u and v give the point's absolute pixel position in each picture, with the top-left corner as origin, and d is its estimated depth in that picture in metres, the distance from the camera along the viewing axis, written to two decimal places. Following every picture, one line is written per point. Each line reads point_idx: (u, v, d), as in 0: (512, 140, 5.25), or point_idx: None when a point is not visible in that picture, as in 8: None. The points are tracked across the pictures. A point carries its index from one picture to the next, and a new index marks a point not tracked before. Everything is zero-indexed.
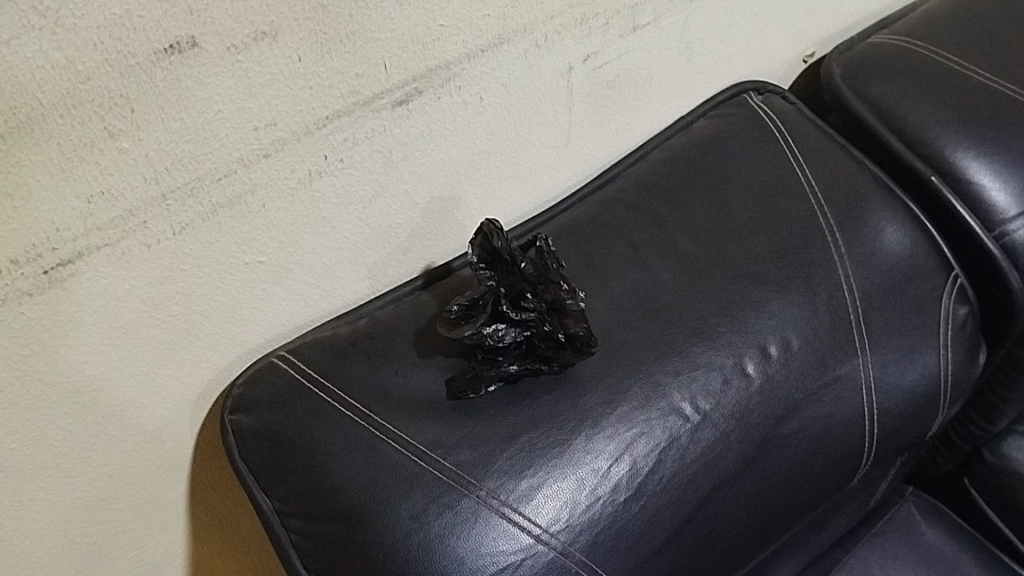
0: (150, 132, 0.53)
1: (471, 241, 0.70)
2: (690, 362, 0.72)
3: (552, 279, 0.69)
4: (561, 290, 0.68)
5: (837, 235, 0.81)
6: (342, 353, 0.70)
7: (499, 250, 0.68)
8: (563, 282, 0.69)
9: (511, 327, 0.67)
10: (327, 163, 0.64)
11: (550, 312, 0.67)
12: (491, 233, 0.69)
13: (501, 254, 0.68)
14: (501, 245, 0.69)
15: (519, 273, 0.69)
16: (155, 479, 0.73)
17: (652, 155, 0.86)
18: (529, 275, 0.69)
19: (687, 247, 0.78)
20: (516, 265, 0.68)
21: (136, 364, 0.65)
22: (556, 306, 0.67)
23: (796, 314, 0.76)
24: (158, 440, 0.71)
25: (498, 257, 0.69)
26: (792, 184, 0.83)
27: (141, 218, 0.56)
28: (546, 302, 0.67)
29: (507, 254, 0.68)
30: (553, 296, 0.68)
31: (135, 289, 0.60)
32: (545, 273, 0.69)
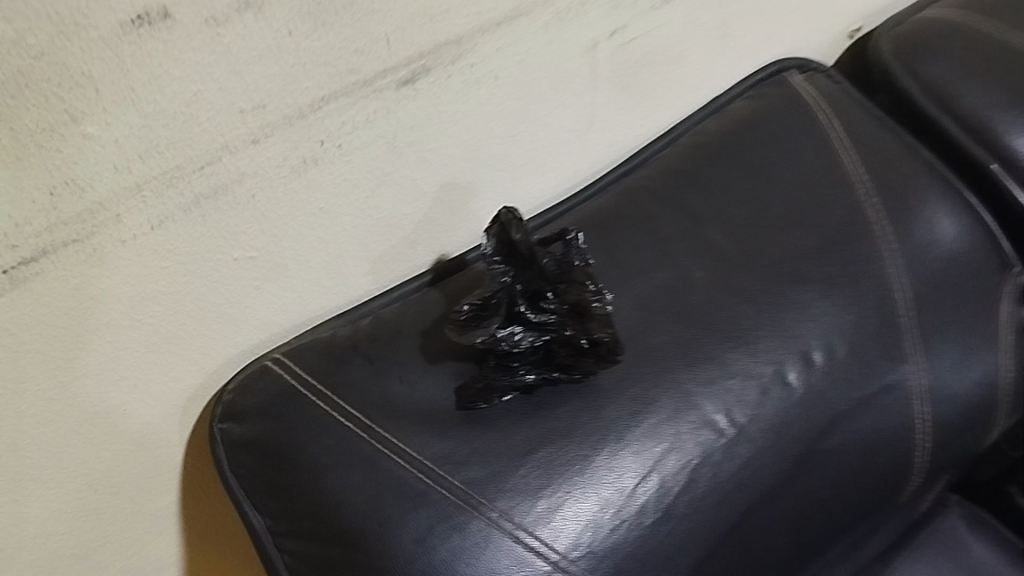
0: (120, 115, 0.47)
1: (486, 229, 0.61)
2: (724, 370, 0.66)
3: (576, 277, 0.62)
4: (586, 290, 0.62)
5: (888, 230, 0.74)
6: (344, 355, 0.64)
7: (518, 243, 0.60)
8: (588, 281, 0.62)
9: (529, 331, 0.60)
10: (324, 150, 0.57)
11: (573, 314, 0.61)
12: (508, 223, 0.61)
13: (521, 249, 0.60)
14: (520, 238, 0.61)
15: (540, 270, 0.61)
16: (143, 488, 0.68)
17: (683, 138, 0.79)
18: (551, 273, 0.61)
19: (722, 242, 0.71)
20: (537, 262, 0.61)
21: (115, 369, 0.59)
22: (581, 308, 0.61)
23: (839, 317, 0.69)
24: (144, 447, 0.65)
25: (516, 252, 0.60)
26: (839, 171, 0.76)
27: (113, 210, 0.50)
28: (568, 305, 0.61)
29: (528, 249, 0.61)
30: (578, 296, 0.61)
31: (111, 288, 0.54)
32: (568, 270, 0.62)
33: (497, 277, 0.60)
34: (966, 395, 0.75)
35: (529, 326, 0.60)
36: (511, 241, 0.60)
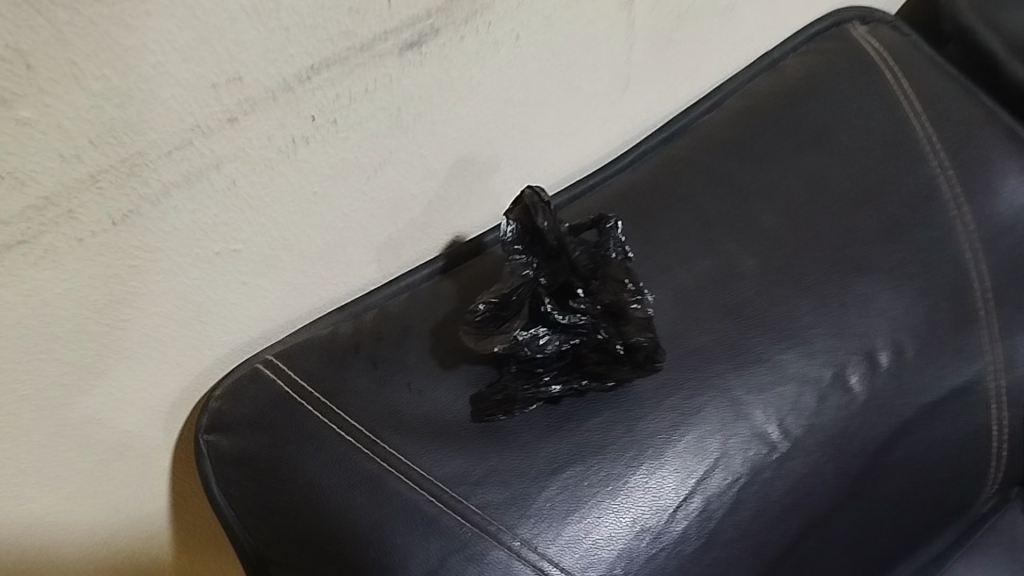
0: (62, 95, 0.39)
1: (507, 213, 0.55)
2: (776, 374, 0.57)
3: (613, 272, 0.54)
4: (623, 288, 0.54)
5: (964, 210, 0.66)
6: (348, 359, 0.57)
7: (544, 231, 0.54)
8: (626, 278, 0.54)
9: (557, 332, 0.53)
10: (317, 127, 0.49)
11: (608, 315, 0.53)
12: (533, 208, 0.55)
13: (547, 235, 0.54)
14: (547, 225, 0.54)
15: (570, 264, 0.55)
16: (128, 494, 0.60)
17: (729, 101, 0.70)
18: (582, 268, 0.55)
19: (775, 224, 0.63)
20: (566, 254, 0.55)
21: (85, 380, 0.51)
22: (616, 308, 0.53)
23: (903, 311, 0.61)
24: (126, 454, 0.57)
25: (541, 240, 0.54)
26: (906, 142, 0.67)
27: (64, 206, 0.42)
28: (602, 304, 0.53)
29: (556, 239, 0.54)
30: (614, 294, 0.54)
31: (70, 291, 0.46)
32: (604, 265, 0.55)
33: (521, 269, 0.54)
34: None
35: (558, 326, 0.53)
36: (536, 227, 0.54)
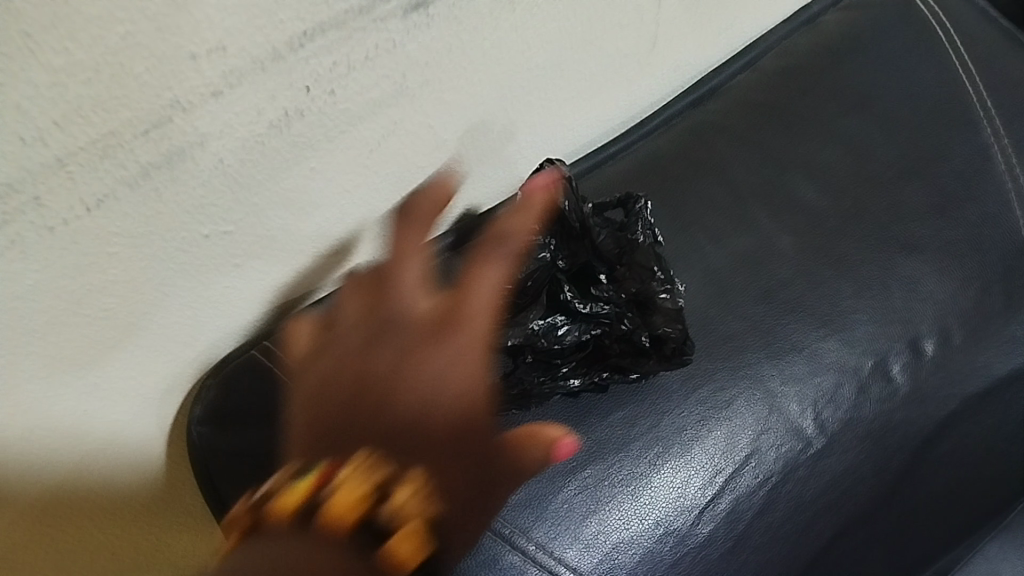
0: (19, 72, 0.34)
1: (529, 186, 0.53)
2: (813, 363, 0.53)
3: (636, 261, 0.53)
4: (651, 277, 0.52)
5: (1021, 178, 0.60)
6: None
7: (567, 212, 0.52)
8: (654, 265, 0.53)
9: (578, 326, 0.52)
10: (312, 98, 0.44)
11: (632, 306, 0.52)
12: None
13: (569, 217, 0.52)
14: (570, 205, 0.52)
15: (590, 252, 0.53)
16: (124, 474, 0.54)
17: (762, 62, 0.64)
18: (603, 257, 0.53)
19: (813, 198, 0.58)
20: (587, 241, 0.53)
21: (68, 377, 0.46)
22: (640, 299, 0.52)
23: (953, 293, 0.56)
24: (120, 438, 0.52)
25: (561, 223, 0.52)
26: (958, 105, 0.61)
27: (31, 193, 0.37)
28: (628, 294, 0.52)
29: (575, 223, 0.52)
30: (637, 284, 0.52)
31: (44, 284, 0.41)
32: (627, 251, 0.53)
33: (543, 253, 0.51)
34: None
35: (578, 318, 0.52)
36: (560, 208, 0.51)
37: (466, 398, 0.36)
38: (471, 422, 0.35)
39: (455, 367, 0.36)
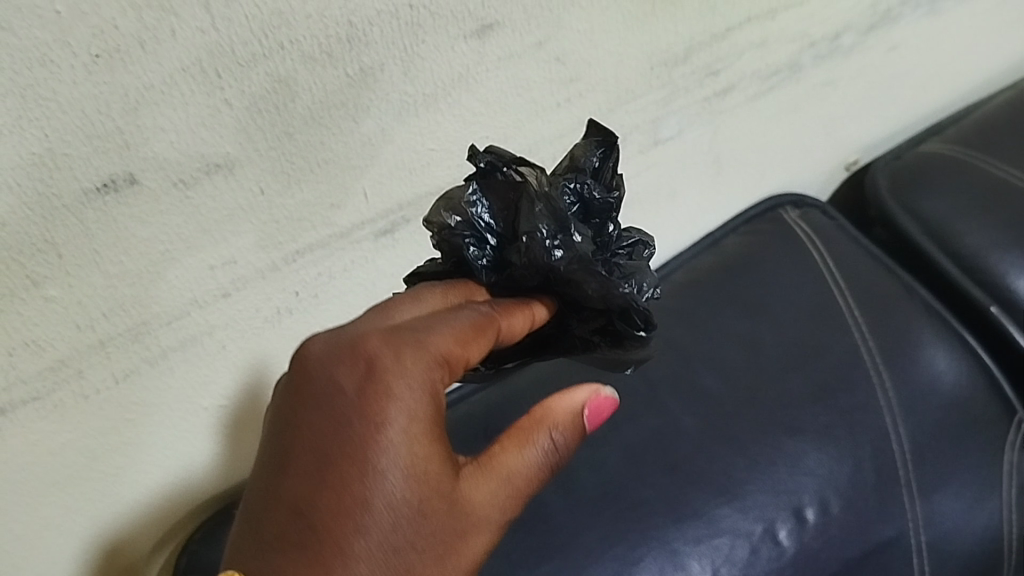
0: (83, 276, 0.46)
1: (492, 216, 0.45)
2: (712, 527, 0.63)
3: (585, 279, 0.43)
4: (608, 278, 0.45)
5: (883, 376, 0.72)
6: None
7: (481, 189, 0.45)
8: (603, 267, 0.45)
9: (591, 150, 0.47)
10: (299, 300, 0.56)
11: (588, 215, 0.46)
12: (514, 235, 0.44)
13: (472, 235, 0.44)
14: (450, 233, 0.44)
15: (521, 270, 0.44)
16: None
17: (673, 277, 0.78)
18: (532, 276, 0.44)
19: (713, 388, 0.69)
20: (542, 250, 0.43)
21: (78, 521, 0.56)
22: (606, 248, 0.46)
23: (834, 470, 0.67)
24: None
25: (474, 236, 0.44)
26: (834, 315, 0.74)
27: (75, 367, 0.48)
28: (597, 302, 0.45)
29: (538, 232, 0.43)
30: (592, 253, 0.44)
31: (72, 443, 0.52)
32: (567, 276, 0.43)
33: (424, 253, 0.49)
34: (973, 549, 0.70)
35: (524, 532, 0.61)
36: (477, 154, 0.45)
37: (415, 522, 0.37)
38: (392, 524, 0.37)
39: (416, 455, 0.37)
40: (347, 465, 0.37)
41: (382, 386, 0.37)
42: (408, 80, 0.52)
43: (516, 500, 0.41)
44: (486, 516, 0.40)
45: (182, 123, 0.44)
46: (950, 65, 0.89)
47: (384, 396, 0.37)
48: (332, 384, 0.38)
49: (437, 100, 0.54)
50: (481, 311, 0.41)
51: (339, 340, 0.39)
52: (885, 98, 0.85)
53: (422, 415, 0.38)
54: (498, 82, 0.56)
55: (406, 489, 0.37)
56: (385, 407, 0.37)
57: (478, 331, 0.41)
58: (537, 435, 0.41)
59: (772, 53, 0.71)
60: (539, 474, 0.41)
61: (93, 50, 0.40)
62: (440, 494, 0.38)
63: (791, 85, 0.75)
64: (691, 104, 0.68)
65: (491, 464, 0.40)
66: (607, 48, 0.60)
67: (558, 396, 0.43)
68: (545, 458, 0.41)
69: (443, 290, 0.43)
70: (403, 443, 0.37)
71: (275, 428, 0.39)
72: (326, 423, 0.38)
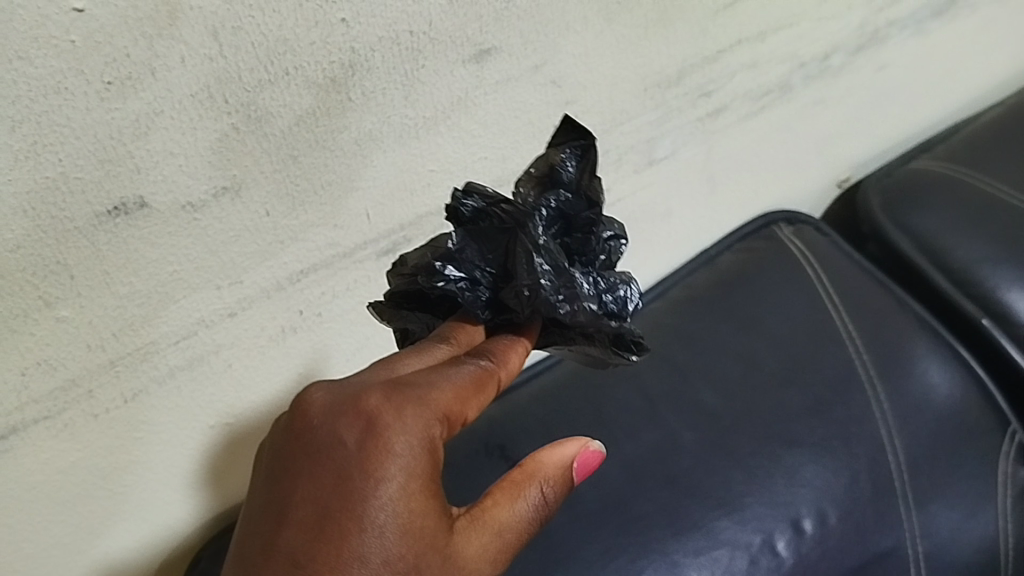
0: (93, 297, 0.47)
1: (481, 258, 0.44)
2: (711, 538, 0.64)
3: (587, 325, 0.44)
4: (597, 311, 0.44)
5: (877, 388, 0.73)
6: None
7: (466, 235, 0.44)
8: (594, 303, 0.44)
9: (566, 156, 0.45)
10: (303, 319, 0.57)
11: (571, 230, 0.45)
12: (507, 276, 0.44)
13: (466, 279, 0.44)
14: (446, 285, 0.44)
15: (521, 315, 0.43)
16: None
17: (669, 293, 0.79)
18: (526, 315, 0.44)
19: (711, 402, 0.71)
20: (546, 305, 0.42)
21: (86, 539, 0.57)
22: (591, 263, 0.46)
23: (830, 481, 0.68)
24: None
25: (467, 281, 0.44)
26: (828, 328, 0.76)
27: (85, 386, 0.50)
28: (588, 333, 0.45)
29: (540, 286, 0.42)
30: (589, 296, 0.44)
31: (81, 462, 0.53)
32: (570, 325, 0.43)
33: (398, 262, 0.48)
34: (970, 558, 0.70)
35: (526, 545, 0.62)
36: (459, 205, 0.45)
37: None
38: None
39: (413, 513, 0.38)
40: (348, 519, 0.37)
41: (385, 441, 0.38)
42: (409, 103, 0.53)
43: (504, 554, 0.41)
44: (476, 569, 0.40)
45: (191, 147, 0.46)
46: (938, 84, 0.91)
47: (385, 452, 0.38)
48: (334, 435, 0.39)
49: (438, 123, 0.56)
50: (483, 364, 0.42)
51: (341, 392, 0.40)
52: (874, 117, 0.87)
53: (419, 471, 0.38)
54: (496, 105, 0.58)
55: (402, 546, 0.37)
56: (384, 464, 0.38)
57: (479, 385, 0.41)
58: (527, 489, 0.42)
59: (764, 73, 0.73)
60: (527, 527, 0.42)
61: (105, 78, 0.41)
62: (434, 549, 0.38)
63: (782, 105, 0.77)
64: (685, 124, 0.70)
65: (483, 517, 0.41)
66: (601, 71, 0.62)
67: (548, 451, 0.44)
68: (534, 513, 0.42)
69: (447, 339, 0.44)
70: (400, 500, 0.37)
71: (274, 475, 0.40)
72: (329, 475, 0.38)
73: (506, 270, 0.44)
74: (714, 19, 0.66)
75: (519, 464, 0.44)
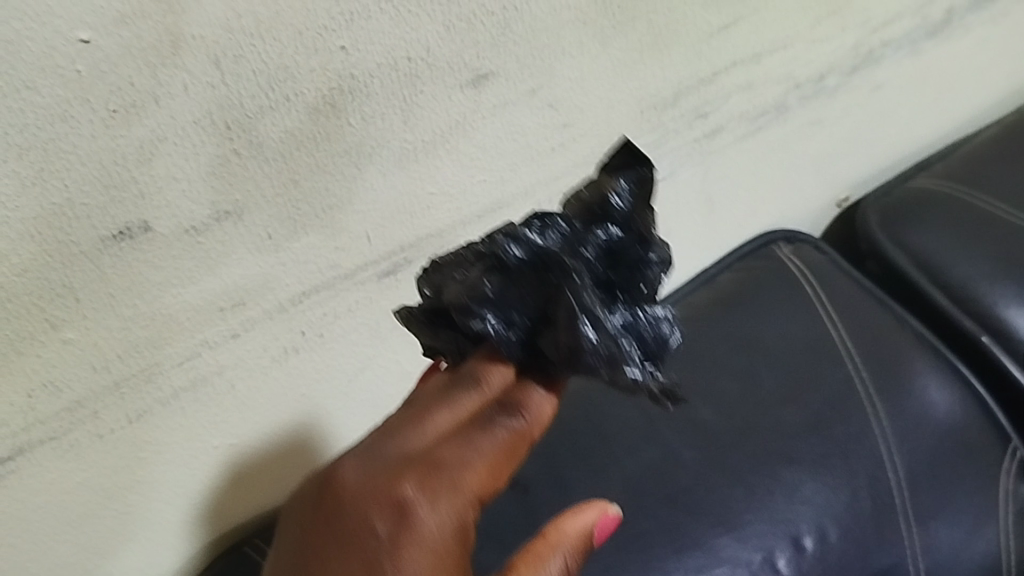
0: (99, 320, 0.48)
1: (519, 306, 0.41)
2: (712, 557, 0.64)
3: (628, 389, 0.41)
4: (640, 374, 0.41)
5: (877, 406, 0.73)
6: None
7: (504, 280, 0.41)
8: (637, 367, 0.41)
9: (620, 188, 0.43)
10: (305, 340, 0.58)
11: (617, 271, 0.42)
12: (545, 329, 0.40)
13: (500, 326, 0.40)
14: (480, 331, 0.40)
15: (559, 369, 0.41)
16: None
17: (671, 312, 0.80)
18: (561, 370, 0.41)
19: (710, 420, 0.71)
20: (586, 366, 0.39)
21: (91, 558, 0.57)
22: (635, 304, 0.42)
23: (830, 499, 0.68)
24: None
25: (503, 325, 0.40)
26: (828, 346, 0.76)
27: (90, 408, 0.50)
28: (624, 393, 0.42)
29: (583, 343, 0.39)
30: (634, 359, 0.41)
31: (86, 481, 0.53)
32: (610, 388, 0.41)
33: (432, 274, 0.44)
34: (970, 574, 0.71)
35: None
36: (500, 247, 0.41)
37: None
38: None
39: None
40: None
41: (414, 534, 0.38)
42: (408, 128, 0.54)
43: None
44: None
45: (193, 172, 0.47)
46: (934, 104, 0.92)
47: (414, 546, 0.38)
48: (365, 517, 0.38)
49: (436, 148, 0.57)
50: (515, 425, 0.39)
51: (373, 469, 0.39)
52: (872, 137, 0.88)
53: (446, 563, 0.38)
54: (493, 128, 0.59)
55: None
56: (412, 559, 0.38)
57: (510, 460, 0.39)
58: (552, 560, 0.42)
59: (759, 95, 0.74)
60: None
61: (110, 106, 0.42)
62: None
63: (778, 125, 0.78)
64: (681, 145, 0.71)
65: None
66: (597, 94, 0.63)
67: (578, 514, 0.43)
68: None
69: (477, 380, 0.40)
70: None
71: (305, 545, 0.40)
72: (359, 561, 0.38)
73: (545, 320, 0.40)
74: (708, 42, 0.67)
75: (547, 527, 0.43)
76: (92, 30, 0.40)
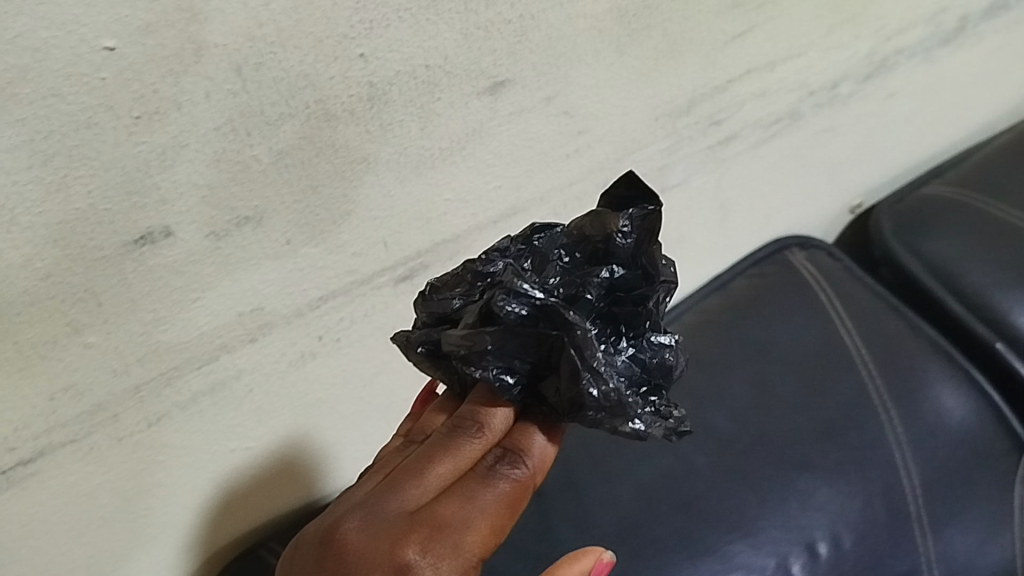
0: (120, 324, 0.48)
1: (517, 358, 0.40)
2: (726, 563, 0.64)
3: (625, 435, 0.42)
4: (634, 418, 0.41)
5: (891, 413, 0.73)
6: None
7: (503, 335, 0.39)
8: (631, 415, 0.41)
9: (625, 224, 0.42)
10: (322, 344, 0.59)
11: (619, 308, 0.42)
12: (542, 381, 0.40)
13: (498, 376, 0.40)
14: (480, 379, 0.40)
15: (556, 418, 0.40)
16: None
17: (684, 318, 0.80)
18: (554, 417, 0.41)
19: (724, 426, 0.71)
20: (586, 419, 0.40)
21: (109, 560, 0.58)
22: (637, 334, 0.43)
23: (844, 506, 0.68)
24: None
25: (504, 373, 0.40)
26: (841, 352, 0.76)
27: (111, 410, 0.51)
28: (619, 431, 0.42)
29: (584, 398, 0.39)
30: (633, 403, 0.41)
31: (106, 483, 0.54)
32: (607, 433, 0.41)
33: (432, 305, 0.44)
34: None
35: None
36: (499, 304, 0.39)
37: None
38: None
39: None
40: None
41: None
42: (425, 135, 0.55)
43: None
44: None
45: (214, 178, 0.47)
46: (948, 112, 0.92)
47: None
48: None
49: (453, 154, 0.57)
50: (517, 475, 0.39)
51: (375, 528, 0.37)
52: (885, 144, 0.88)
53: None
54: (509, 135, 0.59)
55: None
56: None
57: (513, 506, 0.39)
58: None
59: (773, 102, 0.74)
60: None
61: (134, 113, 0.43)
62: None
63: (791, 133, 0.78)
64: (695, 152, 0.71)
65: None
66: (613, 101, 0.63)
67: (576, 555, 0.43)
68: None
69: (479, 424, 0.40)
70: None
71: None
72: None
73: (543, 373, 0.40)
74: (723, 50, 0.67)
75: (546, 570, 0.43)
76: (116, 39, 0.41)
